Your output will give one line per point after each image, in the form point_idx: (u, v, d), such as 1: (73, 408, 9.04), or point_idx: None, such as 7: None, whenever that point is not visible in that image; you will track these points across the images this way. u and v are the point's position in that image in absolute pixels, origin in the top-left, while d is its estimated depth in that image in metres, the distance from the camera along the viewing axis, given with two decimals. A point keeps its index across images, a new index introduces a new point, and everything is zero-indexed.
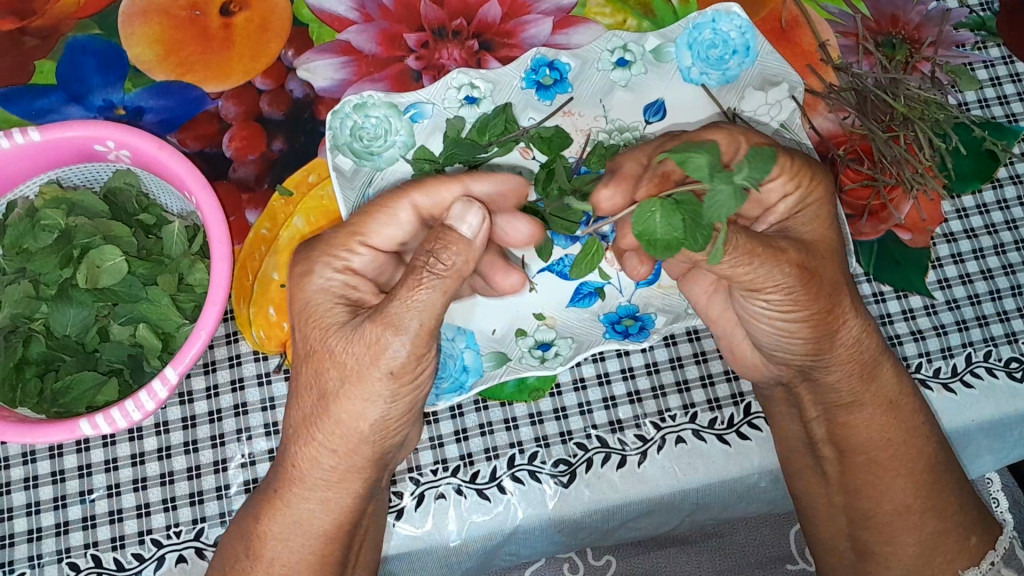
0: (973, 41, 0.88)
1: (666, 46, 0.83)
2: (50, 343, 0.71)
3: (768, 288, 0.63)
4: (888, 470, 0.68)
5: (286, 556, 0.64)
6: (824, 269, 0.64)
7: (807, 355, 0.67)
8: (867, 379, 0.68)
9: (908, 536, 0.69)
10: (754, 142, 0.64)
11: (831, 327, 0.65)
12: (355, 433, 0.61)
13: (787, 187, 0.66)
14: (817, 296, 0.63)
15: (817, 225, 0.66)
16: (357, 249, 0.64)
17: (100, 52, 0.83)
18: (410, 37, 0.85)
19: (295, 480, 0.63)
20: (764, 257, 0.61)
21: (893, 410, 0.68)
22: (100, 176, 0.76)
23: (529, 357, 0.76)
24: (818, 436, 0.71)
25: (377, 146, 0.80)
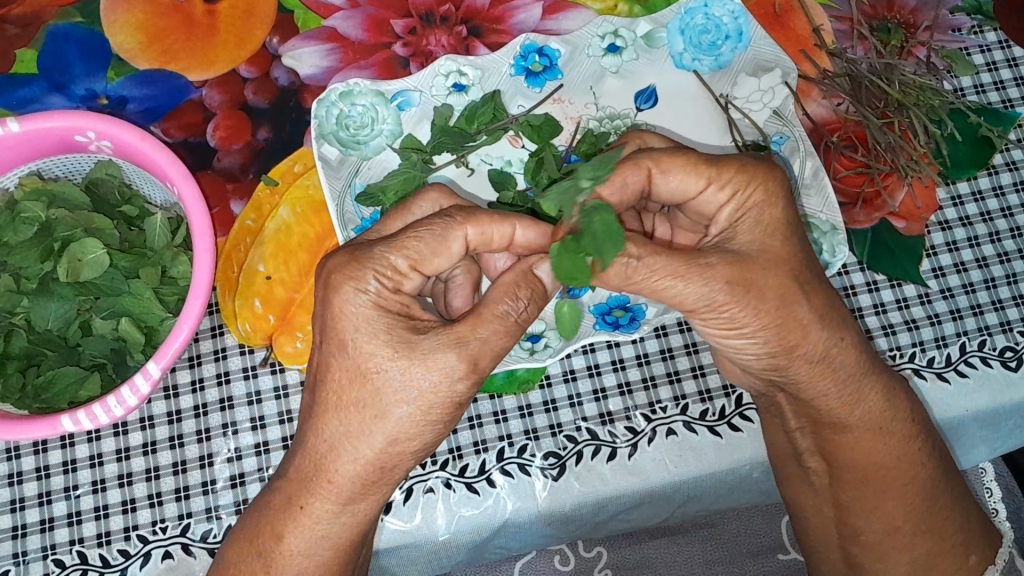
0: (970, 25, 0.86)
1: (658, 32, 0.82)
2: (32, 337, 0.70)
3: (702, 308, 0.60)
4: (880, 491, 0.67)
5: (302, 567, 0.61)
6: (763, 282, 0.59)
7: (766, 367, 0.64)
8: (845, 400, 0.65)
9: (900, 555, 0.68)
10: (664, 158, 0.60)
11: (787, 340, 0.61)
12: (400, 453, 0.58)
13: (720, 197, 0.61)
14: (756, 312, 0.59)
15: (761, 229, 0.60)
16: (407, 272, 0.58)
17: (82, 39, 0.81)
18: (397, 23, 0.83)
19: (324, 495, 0.59)
20: (688, 275, 0.58)
21: (883, 435, 0.66)
22: (81, 167, 0.75)
23: (518, 349, 0.74)
24: (803, 449, 0.69)
25: (363, 135, 0.78)
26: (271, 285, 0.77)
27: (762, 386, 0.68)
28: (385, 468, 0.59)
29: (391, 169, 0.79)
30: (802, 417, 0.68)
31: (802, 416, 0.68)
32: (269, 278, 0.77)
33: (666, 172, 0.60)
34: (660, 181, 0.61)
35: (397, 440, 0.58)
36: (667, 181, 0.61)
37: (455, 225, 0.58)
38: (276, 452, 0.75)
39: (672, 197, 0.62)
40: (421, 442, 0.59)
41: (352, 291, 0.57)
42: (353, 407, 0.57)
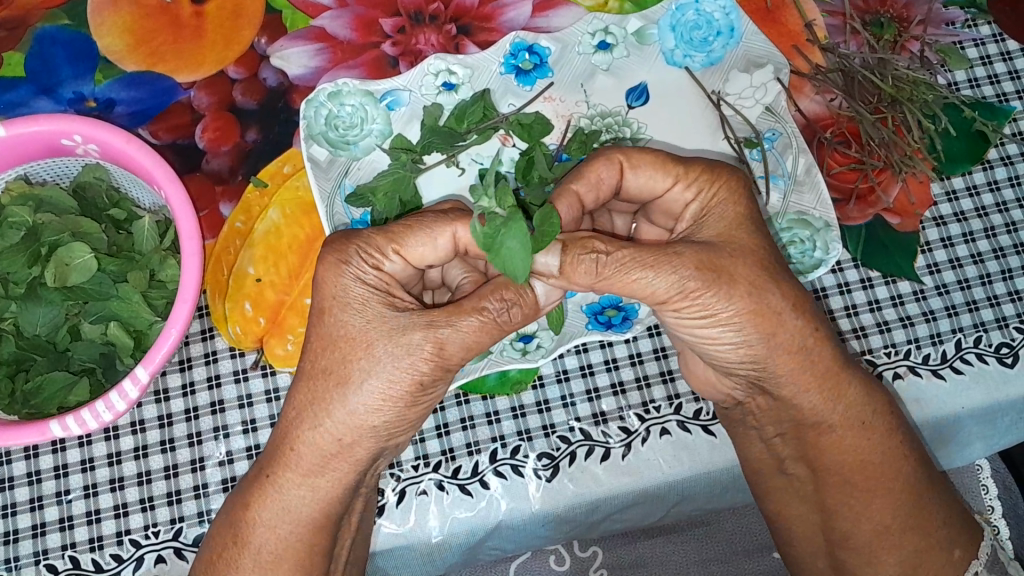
0: (963, 19, 0.86)
1: (649, 28, 0.81)
2: (20, 343, 0.70)
3: (674, 297, 0.59)
4: (864, 492, 0.66)
5: (266, 538, 0.62)
6: (733, 269, 0.59)
7: (745, 363, 0.63)
8: (826, 398, 0.64)
9: (889, 557, 0.67)
10: (637, 156, 0.62)
11: (763, 328, 0.60)
12: (360, 428, 0.59)
13: (686, 195, 0.63)
14: (729, 296, 0.59)
15: (726, 222, 0.61)
16: (391, 255, 0.61)
17: (69, 41, 0.80)
18: (386, 22, 0.82)
19: (288, 464, 0.60)
20: (657, 263, 0.58)
21: (869, 430, 0.65)
22: (68, 171, 0.74)
23: (510, 350, 0.74)
24: (786, 455, 0.69)
25: (352, 136, 0.78)
26: (260, 287, 0.76)
27: (742, 390, 0.67)
28: (351, 446, 0.60)
29: (380, 170, 0.78)
30: (782, 424, 0.68)
31: (783, 421, 0.67)
32: (259, 280, 0.76)
33: (637, 168, 0.62)
34: (631, 178, 0.63)
35: (354, 415, 0.59)
36: (637, 178, 0.63)
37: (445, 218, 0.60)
38: None
39: (642, 195, 0.64)
40: (380, 418, 0.59)
41: (336, 261, 0.60)
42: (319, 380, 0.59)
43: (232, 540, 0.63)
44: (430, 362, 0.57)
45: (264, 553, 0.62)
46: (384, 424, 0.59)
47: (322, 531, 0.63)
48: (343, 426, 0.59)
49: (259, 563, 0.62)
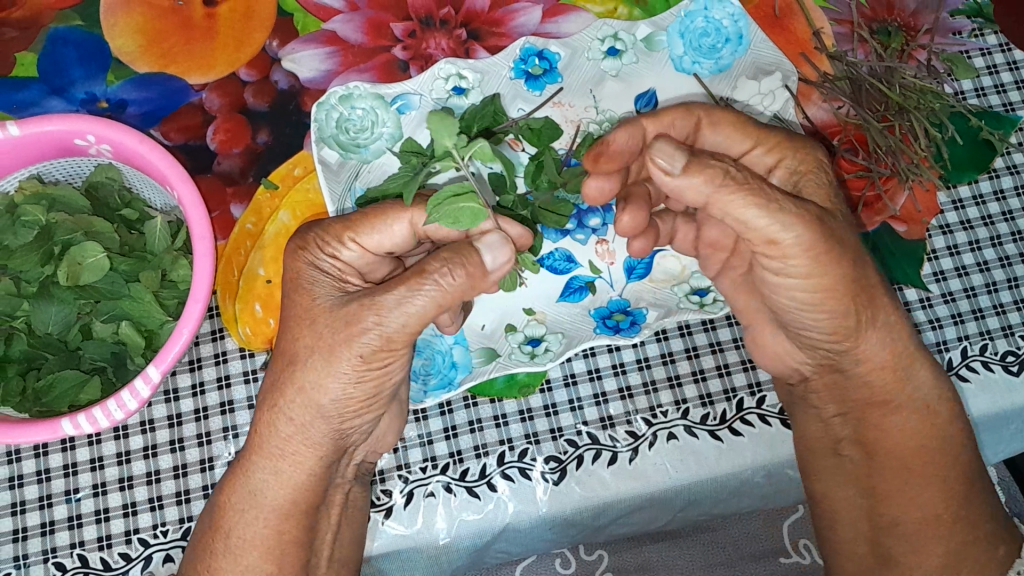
0: (970, 29, 0.86)
1: (658, 35, 0.82)
2: (32, 341, 0.70)
3: (789, 249, 0.59)
4: (918, 479, 0.66)
5: (253, 531, 0.62)
6: (843, 232, 0.61)
7: (830, 328, 0.64)
8: (896, 378, 0.66)
9: (936, 546, 0.67)
10: (718, 117, 0.67)
11: (858, 301, 0.62)
12: (311, 408, 0.60)
13: (766, 158, 0.66)
14: (835, 266, 0.60)
15: (823, 190, 0.64)
16: (347, 244, 0.62)
17: (81, 42, 0.81)
18: (396, 26, 0.83)
19: (261, 449, 0.62)
20: (782, 204, 0.59)
21: (931, 414, 0.66)
22: (81, 171, 0.75)
23: (518, 353, 0.76)
24: (842, 436, 0.70)
25: (363, 139, 0.79)
26: (271, 289, 0.77)
27: (810, 366, 0.69)
28: (304, 428, 0.61)
29: (391, 173, 0.80)
30: (844, 404, 0.69)
31: (845, 398, 0.68)
32: (269, 282, 0.77)
33: (716, 126, 0.67)
34: (708, 135, 0.68)
35: (303, 392, 0.60)
36: (713, 138, 0.67)
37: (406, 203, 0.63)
38: None
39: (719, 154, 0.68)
40: (329, 398, 0.60)
41: (294, 248, 0.62)
42: (284, 367, 0.60)
43: (217, 530, 0.63)
44: (378, 335, 0.58)
45: (231, 538, 0.63)
46: (333, 405, 0.60)
47: (293, 520, 0.63)
48: (297, 408, 0.60)
49: (230, 548, 0.63)
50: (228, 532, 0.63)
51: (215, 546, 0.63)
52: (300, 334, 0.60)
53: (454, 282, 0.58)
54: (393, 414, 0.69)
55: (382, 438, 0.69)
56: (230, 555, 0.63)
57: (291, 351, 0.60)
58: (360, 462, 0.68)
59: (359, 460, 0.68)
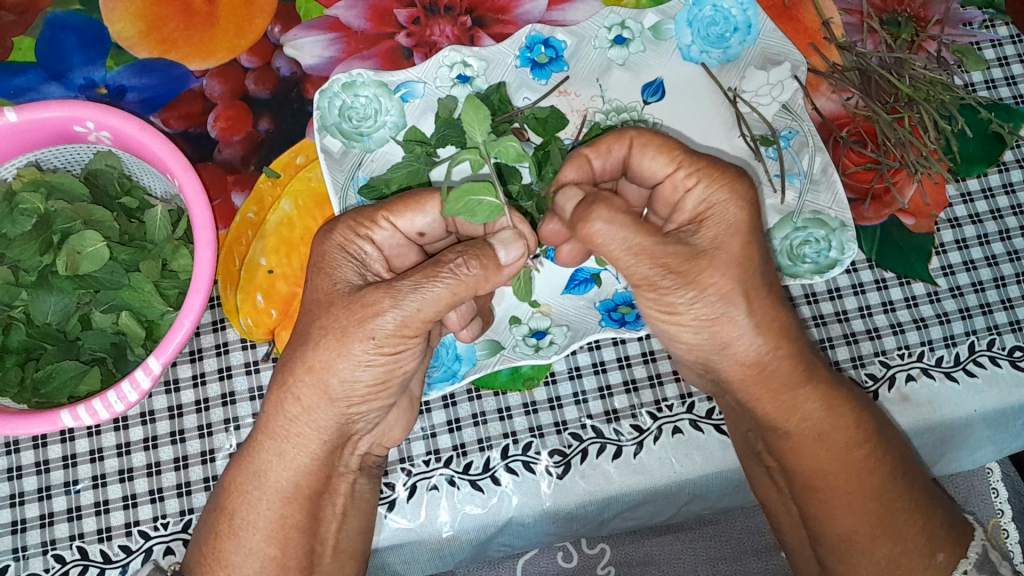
0: (981, 19, 0.85)
1: (666, 23, 0.81)
2: (30, 331, 0.69)
3: (646, 285, 0.61)
4: (831, 498, 0.65)
5: (262, 515, 0.62)
6: (706, 277, 0.60)
7: (698, 356, 0.65)
8: (783, 409, 0.65)
9: (863, 561, 0.65)
10: (646, 138, 0.63)
11: (723, 336, 0.62)
12: (319, 392, 0.60)
13: (688, 182, 0.62)
14: (695, 300, 0.60)
15: (723, 228, 0.60)
16: (381, 223, 0.63)
17: (80, 27, 0.80)
18: (400, 13, 0.82)
19: (279, 433, 0.61)
20: (638, 255, 0.59)
21: (824, 437, 0.65)
22: (80, 158, 0.74)
23: (523, 345, 0.75)
24: (760, 452, 0.70)
25: (366, 127, 0.77)
26: (272, 279, 0.76)
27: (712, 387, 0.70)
28: (311, 409, 0.60)
29: (395, 162, 0.78)
30: (750, 423, 0.69)
31: (749, 419, 0.68)
32: (270, 272, 0.76)
33: (643, 152, 0.63)
34: (637, 160, 0.64)
35: (314, 369, 0.59)
36: (643, 161, 0.64)
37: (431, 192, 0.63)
38: None
39: (644, 176, 0.65)
40: (337, 378, 0.59)
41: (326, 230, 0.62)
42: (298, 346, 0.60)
43: (223, 509, 0.63)
44: (394, 318, 0.57)
45: (235, 520, 0.62)
46: (341, 387, 0.59)
47: (301, 507, 0.63)
48: (304, 387, 0.60)
49: (234, 529, 0.62)
50: (234, 518, 0.62)
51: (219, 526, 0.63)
52: (318, 318, 0.59)
53: (468, 273, 0.57)
54: (405, 406, 0.69)
55: (390, 432, 0.68)
56: (228, 523, 0.62)
57: (306, 332, 0.59)
58: (365, 453, 0.68)
59: (362, 452, 0.67)
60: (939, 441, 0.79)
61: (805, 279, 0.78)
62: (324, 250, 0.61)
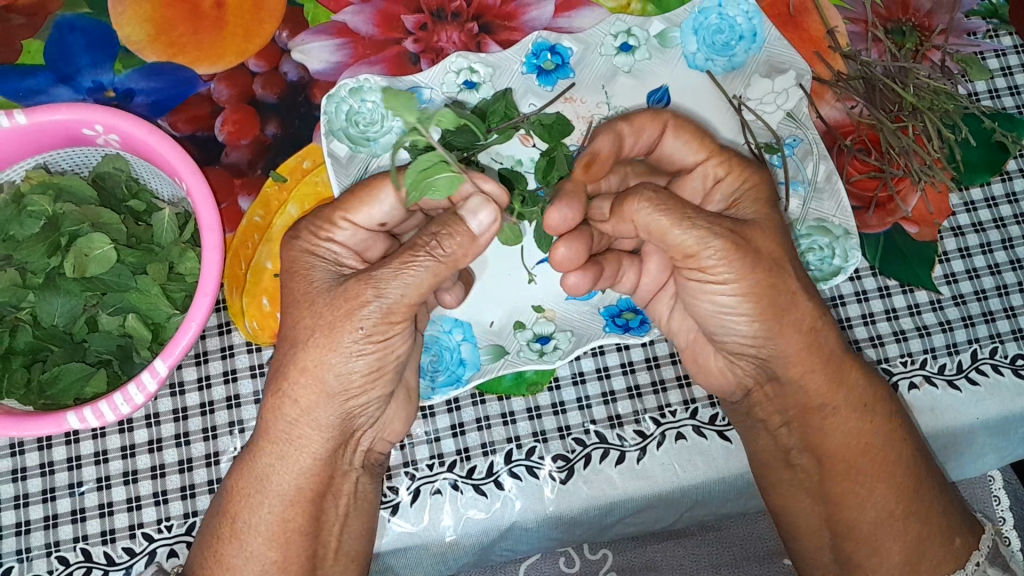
0: (984, 29, 0.86)
1: (671, 31, 0.81)
2: (37, 332, 0.69)
3: (702, 253, 0.61)
4: (869, 478, 0.66)
5: (264, 519, 0.62)
6: (758, 242, 0.62)
7: (749, 334, 0.64)
8: (830, 382, 0.65)
9: (894, 544, 0.65)
10: (680, 123, 0.69)
11: (777, 306, 0.62)
12: (315, 390, 0.60)
13: (719, 170, 0.69)
14: (751, 261, 0.61)
15: (760, 203, 0.66)
16: (340, 223, 0.64)
17: (88, 30, 0.80)
18: (407, 19, 0.82)
19: (274, 438, 0.61)
20: (695, 215, 0.60)
21: (866, 412, 0.66)
22: (87, 161, 0.74)
23: (527, 351, 0.75)
24: (792, 445, 0.69)
25: (373, 132, 0.78)
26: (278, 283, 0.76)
27: (751, 378, 0.68)
28: (309, 409, 0.60)
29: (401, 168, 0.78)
30: (786, 412, 0.68)
31: (785, 410, 0.68)
32: (276, 276, 0.76)
33: (677, 132, 0.69)
34: (669, 141, 0.70)
35: (307, 369, 0.59)
36: (674, 142, 0.70)
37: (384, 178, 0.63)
38: None
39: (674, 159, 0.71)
40: (333, 373, 0.59)
41: (289, 237, 0.64)
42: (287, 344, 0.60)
43: (225, 512, 0.63)
44: (377, 307, 0.57)
45: (237, 524, 0.62)
46: (337, 380, 0.59)
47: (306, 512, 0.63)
48: (300, 387, 0.60)
49: (236, 531, 0.62)
50: (235, 523, 0.62)
51: (222, 531, 0.63)
52: (300, 318, 0.60)
53: (445, 253, 0.58)
54: (400, 400, 0.68)
55: (390, 426, 0.68)
56: (263, 505, 0.62)
57: (292, 333, 0.60)
58: (367, 449, 0.67)
59: (365, 447, 0.67)
60: (940, 448, 0.79)
61: (812, 289, 0.78)
62: (294, 256, 0.62)
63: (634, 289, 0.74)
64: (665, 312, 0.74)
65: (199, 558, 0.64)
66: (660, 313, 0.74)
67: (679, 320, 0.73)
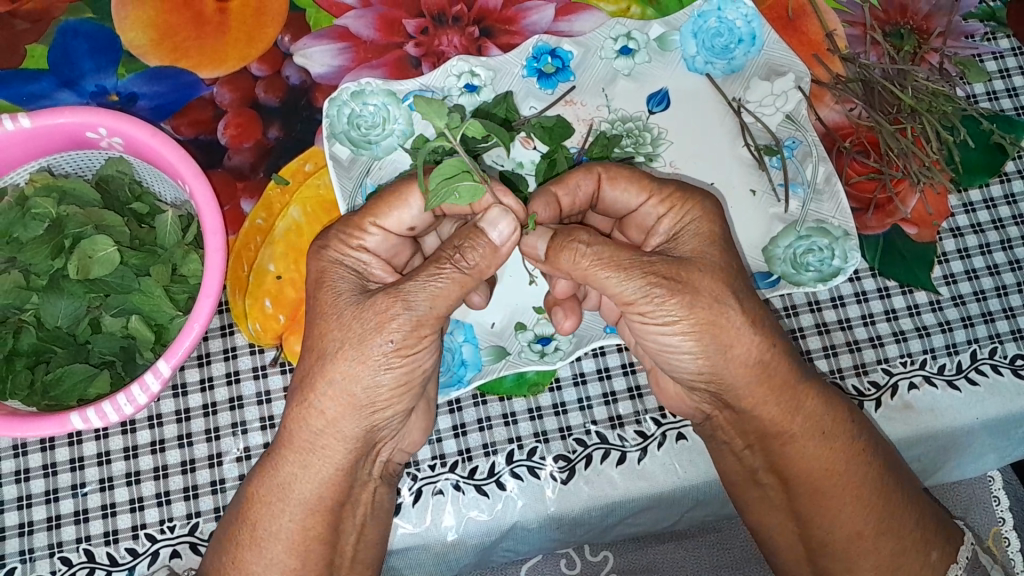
0: (982, 32, 0.86)
1: (671, 35, 0.82)
2: (41, 334, 0.70)
3: (637, 300, 0.60)
4: (838, 497, 0.65)
5: (283, 526, 0.62)
6: (697, 281, 0.60)
7: (696, 372, 0.64)
8: (783, 411, 0.65)
9: (865, 561, 0.66)
10: (615, 172, 0.66)
11: (720, 343, 0.61)
12: (342, 400, 0.59)
13: (658, 209, 0.65)
14: (689, 303, 0.60)
15: (698, 240, 0.62)
16: (369, 229, 0.64)
17: (93, 35, 0.81)
18: (409, 23, 0.83)
19: (300, 450, 0.61)
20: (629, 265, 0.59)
21: (823, 437, 0.66)
22: (91, 164, 0.75)
23: (528, 351, 0.76)
24: (758, 466, 0.69)
25: (374, 135, 0.78)
26: (280, 285, 0.77)
27: (706, 405, 0.68)
28: (335, 420, 0.60)
29: (402, 170, 0.79)
30: (747, 436, 0.68)
31: (746, 432, 0.67)
32: (279, 278, 0.77)
33: (614, 182, 0.66)
34: (607, 191, 0.67)
35: (345, 381, 0.59)
36: (612, 193, 0.67)
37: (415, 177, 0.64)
38: None
39: (617, 207, 0.68)
40: (361, 385, 0.59)
41: (319, 248, 0.64)
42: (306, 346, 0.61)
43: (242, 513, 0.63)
44: (406, 319, 0.58)
45: (258, 531, 0.62)
46: (365, 393, 0.59)
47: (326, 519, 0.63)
48: (328, 398, 0.59)
49: (257, 539, 0.62)
50: (255, 531, 0.62)
51: (240, 534, 0.63)
52: (327, 330, 0.59)
53: (468, 265, 0.59)
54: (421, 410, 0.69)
55: (408, 436, 0.69)
56: (274, 518, 0.62)
57: (317, 346, 0.60)
58: (386, 460, 0.68)
59: (383, 460, 0.67)
60: (940, 448, 0.79)
61: (810, 289, 0.78)
62: (324, 266, 0.62)
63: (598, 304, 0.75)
64: (633, 336, 0.73)
65: (213, 564, 0.64)
66: (628, 335, 0.73)
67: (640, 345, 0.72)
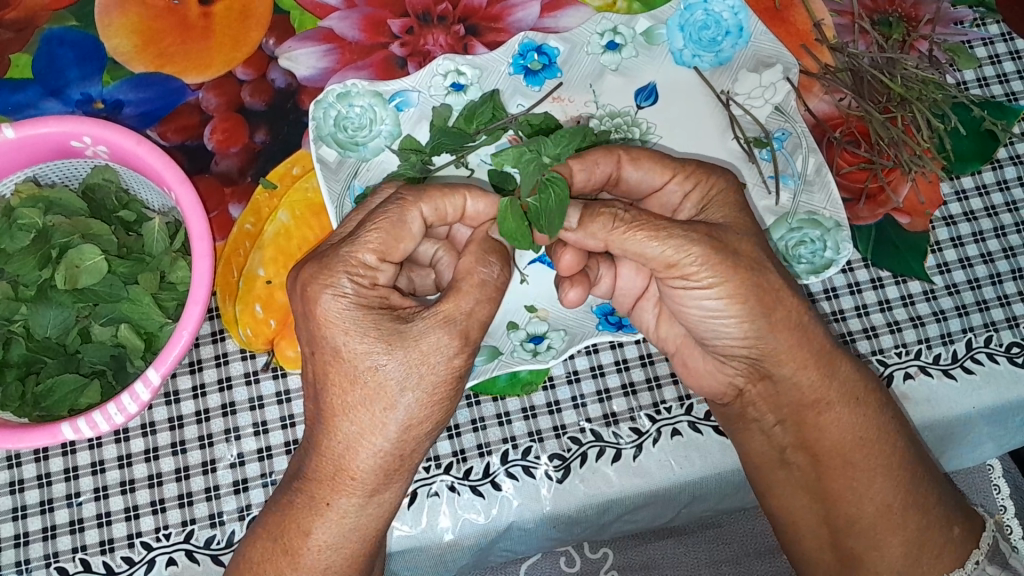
0: (971, 18, 0.86)
1: (658, 28, 0.81)
2: (31, 345, 0.70)
3: (685, 264, 0.60)
4: (865, 470, 0.66)
5: (334, 560, 0.61)
6: (737, 245, 0.61)
7: (741, 337, 0.63)
8: (822, 375, 0.65)
9: (894, 538, 0.66)
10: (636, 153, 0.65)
11: (763, 304, 0.62)
12: (347, 414, 0.58)
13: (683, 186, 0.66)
14: (733, 268, 0.60)
15: (728, 207, 0.64)
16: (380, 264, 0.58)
17: (77, 42, 0.80)
18: (394, 23, 0.82)
19: (318, 479, 0.60)
20: (670, 228, 0.59)
21: (858, 403, 0.66)
22: (77, 173, 0.74)
23: (521, 351, 0.75)
24: (786, 444, 0.69)
25: (361, 137, 0.78)
26: (271, 290, 0.76)
27: (741, 377, 0.68)
28: (352, 447, 0.58)
29: (390, 171, 0.79)
30: (780, 410, 0.68)
31: (780, 407, 0.68)
32: (269, 282, 0.77)
33: (635, 162, 0.66)
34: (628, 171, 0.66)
35: (409, 428, 0.58)
36: (635, 173, 0.66)
37: (409, 206, 0.59)
38: (279, 457, 0.74)
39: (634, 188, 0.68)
40: (373, 411, 0.57)
41: (341, 259, 0.57)
42: (344, 385, 0.57)
43: (281, 550, 0.61)
44: (395, 339, 0.56)
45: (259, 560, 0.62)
46: (377, 415, 0.57)
47: (335, 552, 0.61)
48: (350, 421, 0.58)
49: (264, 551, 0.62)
50: (298, 565, 0.61)
51: (283, 572, 0.61)
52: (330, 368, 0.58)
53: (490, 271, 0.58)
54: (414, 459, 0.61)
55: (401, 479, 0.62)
56: (280, 526, 0.62)
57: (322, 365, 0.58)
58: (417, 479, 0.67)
59: None
60: (938, 439, 0.79)
61: (803, 281, 0.78)
62: (321, 292, 0.57)
63: (611, 292, 0.73)
64: (651, 319, 0.73)
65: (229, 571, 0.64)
66: (645, 320, 0.73)
67: (666, 323, 0.72)
